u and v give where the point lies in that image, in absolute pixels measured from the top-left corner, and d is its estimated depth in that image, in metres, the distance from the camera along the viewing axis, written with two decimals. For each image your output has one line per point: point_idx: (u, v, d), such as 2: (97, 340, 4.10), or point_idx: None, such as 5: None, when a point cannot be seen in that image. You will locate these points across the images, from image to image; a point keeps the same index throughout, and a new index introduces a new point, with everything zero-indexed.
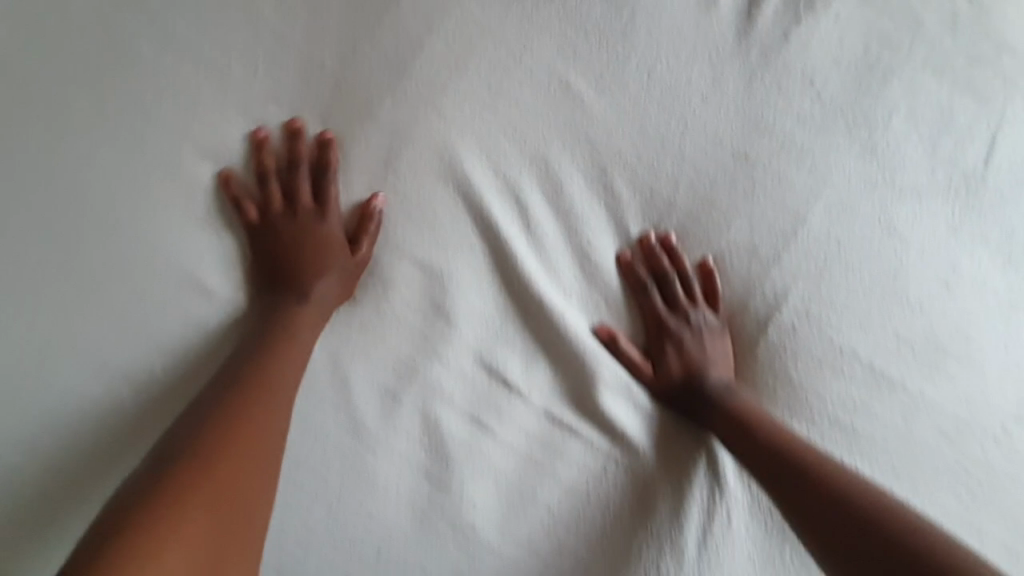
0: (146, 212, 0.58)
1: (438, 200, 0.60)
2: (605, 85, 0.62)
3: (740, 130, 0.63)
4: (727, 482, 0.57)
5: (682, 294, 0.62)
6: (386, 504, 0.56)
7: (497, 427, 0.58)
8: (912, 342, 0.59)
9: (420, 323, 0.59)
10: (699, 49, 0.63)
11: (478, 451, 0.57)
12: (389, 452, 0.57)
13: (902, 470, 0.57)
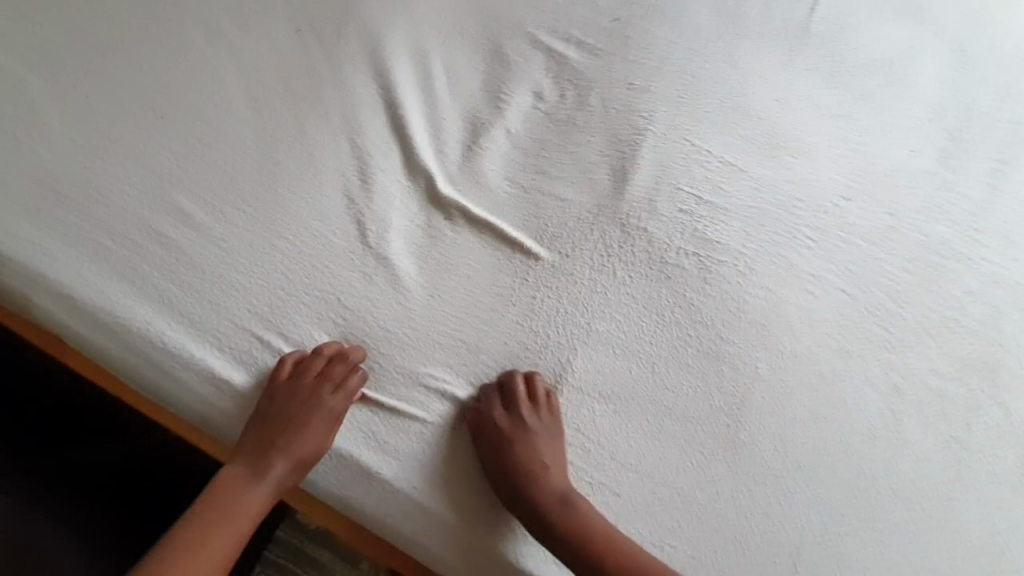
0: (134, 83, 0.71)
1: (373, 50, 0.75)
2: None
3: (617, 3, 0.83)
4: (616, 249, 0.70)
5: (576, 117, 0.77)
6: (334, 278, 0.67)
7: (426, 219, 0.70)
8: (752, 141, 0.77)
9: (360, 139, 0.72)
10: None
11: (410, 237, 0.69)
12: (335, 238, 0.68)
13: (754, 230, 0.73)
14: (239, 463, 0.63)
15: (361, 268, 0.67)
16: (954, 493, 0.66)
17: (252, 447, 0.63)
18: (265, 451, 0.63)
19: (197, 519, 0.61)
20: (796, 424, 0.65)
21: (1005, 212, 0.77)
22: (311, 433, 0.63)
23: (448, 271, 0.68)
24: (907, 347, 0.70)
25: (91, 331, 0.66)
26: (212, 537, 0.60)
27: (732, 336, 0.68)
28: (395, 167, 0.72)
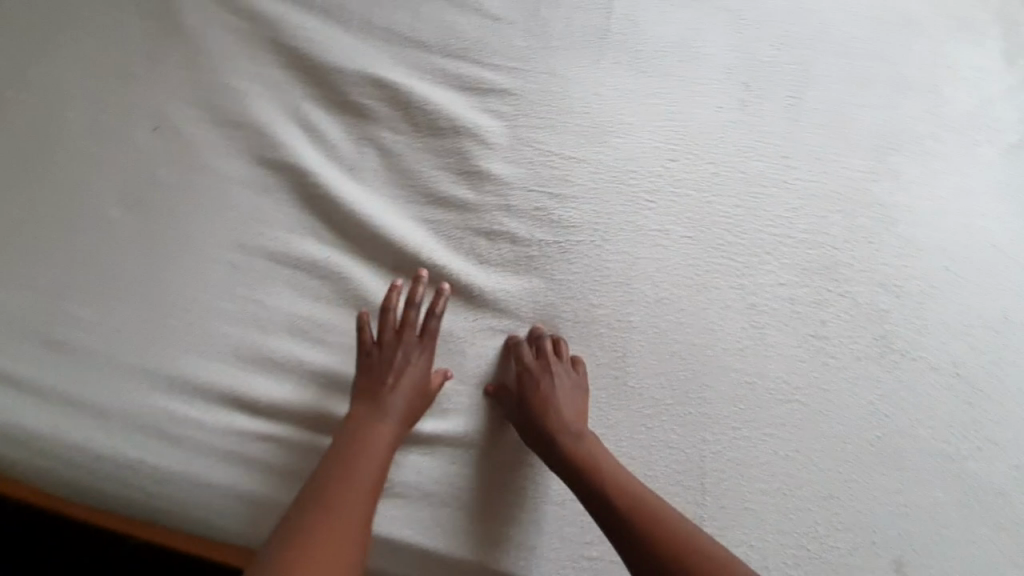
0: (9, 222, 0.77)
1: (231, 135, 0.83)
2: (342, 41, 0.92)
3: (443, 44, 0.94)
4: (484, 255, 0.79)
5: (428, 148, 0.85)
6: (232, 343, 0.71)
7: (305, 266, 0.75)
8: (584, 131, 0.88)
9: (233, 213, 0.78)
10: (403, 6, 0.95)
11: (295, 286, 0.75)
12: (224, 307, 0.73)
13: (602, 209, 0.82)
14: (363, 405, 0.69)
15: (257, 327, 0.72)
16: (829, 380, 0.75)
17: (366, 401, 0.69)
18: (374, 404, 0.69)
19: (327, 478, 0.64)
20: (675, 360, 0.74)
21: (803, 138, 0.91)
22: (408, 376, 0.71)
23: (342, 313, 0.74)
24: (751, 269, 0.81)
25: (10, 454, 0.69)
26: (343, 491, 0.63)
27: (604, 301, 0.77)
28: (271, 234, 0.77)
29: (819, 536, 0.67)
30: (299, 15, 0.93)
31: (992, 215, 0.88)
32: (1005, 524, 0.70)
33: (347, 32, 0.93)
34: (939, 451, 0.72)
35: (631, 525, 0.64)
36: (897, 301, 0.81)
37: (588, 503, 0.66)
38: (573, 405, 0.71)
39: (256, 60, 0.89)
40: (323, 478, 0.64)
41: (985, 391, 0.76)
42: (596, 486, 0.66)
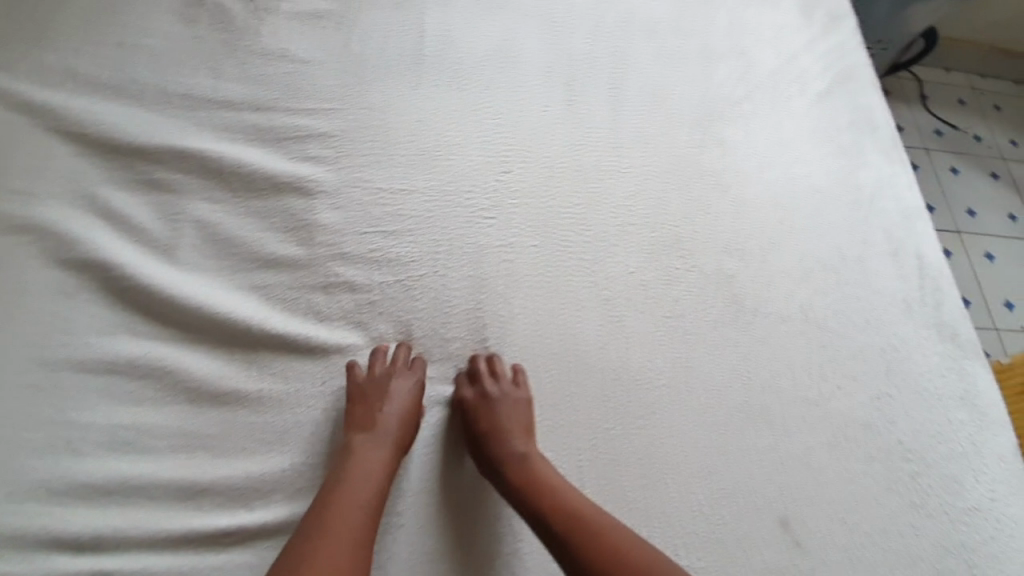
0: None
1: (17, 242, 0.74)
2: (133, 115, 0.85)
3: (247, 96, 0.88)
4: (324, 311, 0.74)
5: (247, 212, 0.80)
6: (49, 474, 0.64)
7: (128, 370, 0.69)
8: (410, 160, 0.84)
9: (33, 329, 0.70)
10: (197, 66, 0.89)
11: (120, 394, 0.68)
12: (37, 437, 0.65)
13: (441, 236, 0.79)
14: (357, 431, 0.67)
15: (79, 449, 0.65)
16: (690, 357, 0.75)
17: (364, 428, 0.67)
18: (372, 432, 0.66)
19: (327, 509, 0.61)
20: (537, 375, 0.72)
21: (630, 124, 0.92)
22: (402, 403, 0.69)
23: (177, 411, 0.68)
24: (601, 264, 0.80)
25: None
26: (347, 518, 0.60)
27: (456, 333, 0.74)
28: (81, 345, 0.70)
29: (704, 515, 0.67)
30: (81, 98, 0.85)
31: (812, 161, 0.92)
32: (874, 454, 0.72)
33: (140, 105, 0.86)
34: (803, 399, 0.74)
35: (568, 540, 0.60)
36: (740, 264, 0.83)
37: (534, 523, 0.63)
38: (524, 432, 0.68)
39: (35, 153, 0.80)
40: (321, 510, 0.61)
41: (834, 331, 0.79)
42: (536, 505, 0.63)
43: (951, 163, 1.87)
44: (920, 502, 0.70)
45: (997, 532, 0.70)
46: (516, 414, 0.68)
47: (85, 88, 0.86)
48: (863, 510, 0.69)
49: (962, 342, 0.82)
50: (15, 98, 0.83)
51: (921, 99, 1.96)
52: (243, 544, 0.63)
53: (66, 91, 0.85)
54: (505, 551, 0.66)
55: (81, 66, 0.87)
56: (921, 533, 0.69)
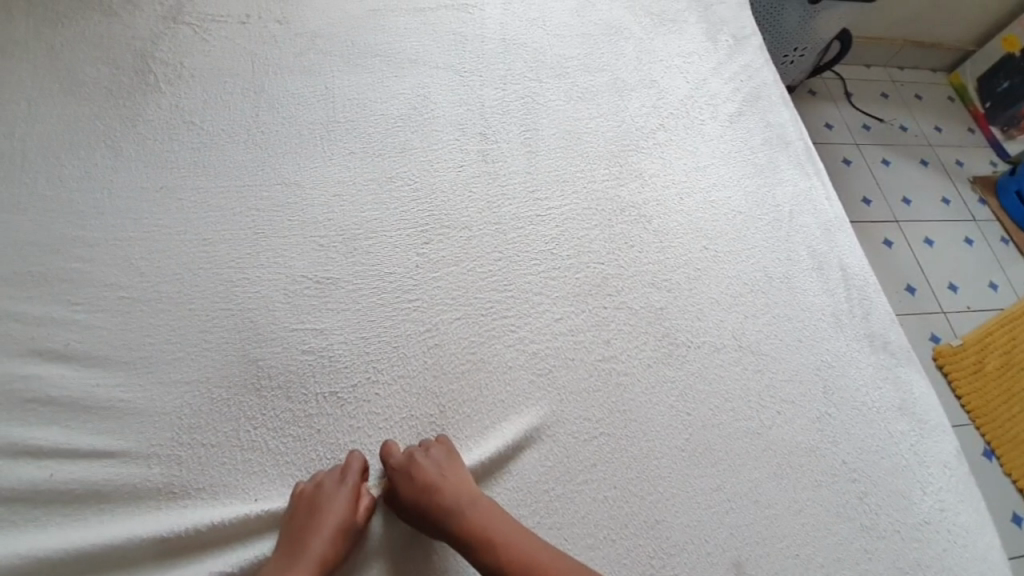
0: None
1: None
2: (23, 202, 0.79)
3: (149, 176, 0.84)
4: (241, 397, 0.69)
5: (154, 296, 0.75)
6: None
7: (16, 487, 0.61)
8: (325, 232, 0.82)
9: None
10: (95, 148, 0.85)
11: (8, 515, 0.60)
12: None
13: (362, 307, 0.76)
14: (283, 557, 0.60)
15: None
16: (627, 401, 0.74)
17: (290, 548, 0.60)
18: (298, 552, 0.60)
19: None
20: (470, 443, 0.70)
21: (548, 167, 0.92)
22: (332, 515, 0.61)
23: (82, 534, 0.60)
24: (526, 316, 0.78)
25: None
26: None
27: (384, 407, 0.71)
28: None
29: (654, 569, 0.64)
30: None
31: (729, 186, 0.94)
32: (821, 480, 0.71)
33: (30, 191, 0.80)
34: (745, 430, 0.73)
35: None
36: (670, 298, 0.82)
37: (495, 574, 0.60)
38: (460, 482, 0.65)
39: None
40: None
41: (767, 355, 0.79)
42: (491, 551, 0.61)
43: (882, 155, 1.91)
44: (872, 523, 0.69)
45: (951, 544, 0.69)
46: (450, 471, 0.65)
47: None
48: (818, 540, 0.67)
49: (894, 349, 0.83)
50: None
51: (847, 96, 2.02)
52: None
53: None
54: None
55: None
56: (877, 556, 0.67)
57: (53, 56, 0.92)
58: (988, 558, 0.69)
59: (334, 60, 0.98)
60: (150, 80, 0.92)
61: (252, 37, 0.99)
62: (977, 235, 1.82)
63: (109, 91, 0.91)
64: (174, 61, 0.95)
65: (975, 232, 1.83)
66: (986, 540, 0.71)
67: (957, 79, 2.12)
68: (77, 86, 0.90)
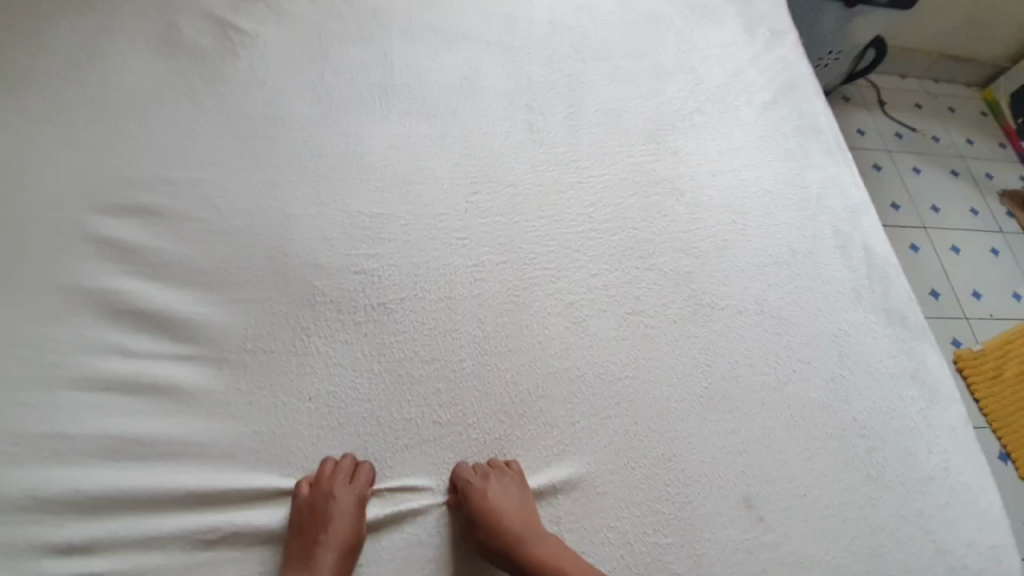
0: None
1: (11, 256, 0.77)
2: (120, 141, 0.88)
3: (228, 124, 0.92)
4: (304, 320, 0.76)
5: (230, 227, 0.83)
6: (48, 475, 0.65)
7: (119, 382, 0.72)
8: (384, 182, 0.88)
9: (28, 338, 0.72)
10: (182, 98, 0.94)
11: (112, 404, 0.70)
12: (32, 443, 0.66)
13: (415, 249, 0.83)
14: (298, 556, 0.64)
15: (75, 456, 0.67)
16: (651, 351, 0.80)
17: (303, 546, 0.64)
18: (311, 551, 0.64)
19: None
20: (508, 377, 0.76)
21: (589, 140, 0.98)
22: (338, 519, 0.65)
23: (171, 423, 0.70)
24: (563, 272, 0.85)
25: None
26: None
27: (430, 337, 0.77)
28: (76, 363, 0.72)
29: (669, 495, 0.70)
30: (68, 121, 0.88)
31: (759, 167, 0.99)
32: (831, 433, 0.75)
33: (125, 131, 0.89)
34: (762, 384, 0.78)
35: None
36: (698, 263, 0.88)
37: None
38: (526, 514, 0.67)
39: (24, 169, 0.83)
40: None
41: (787, 319, 0.84)
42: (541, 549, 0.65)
43: (913, 163, 1.94)
44: (877, 475, 0.73)
45: (952, 500, 0.73)
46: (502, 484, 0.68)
47: (72, 112, 0.89)
48: (825, 484, 0.72)
49: (910, 325, 0.87)
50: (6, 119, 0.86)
51: (880, 104, 2.04)
52: (232, 547, 0.65)
53: (53, 114, 0.88)
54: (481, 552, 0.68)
55: (70, 93, 0.91)
56: (880, 504, 0.71)
57: (148, 17, 1.02)
58: (987, 515, 0.74)
59: (396, 34, 1.06)
60: (231, 43, 1.02)
61: (322, 10, 1.08)
62: (1004, 246, 1.84)
63: (195, 49, 1.00)
64: (253, 27, 1.04)
65: (1001, 243, 1.84)
66: (987, 499, 0.75)
67: (988, 96, 2.14)
68: (164, 45, 0.99)
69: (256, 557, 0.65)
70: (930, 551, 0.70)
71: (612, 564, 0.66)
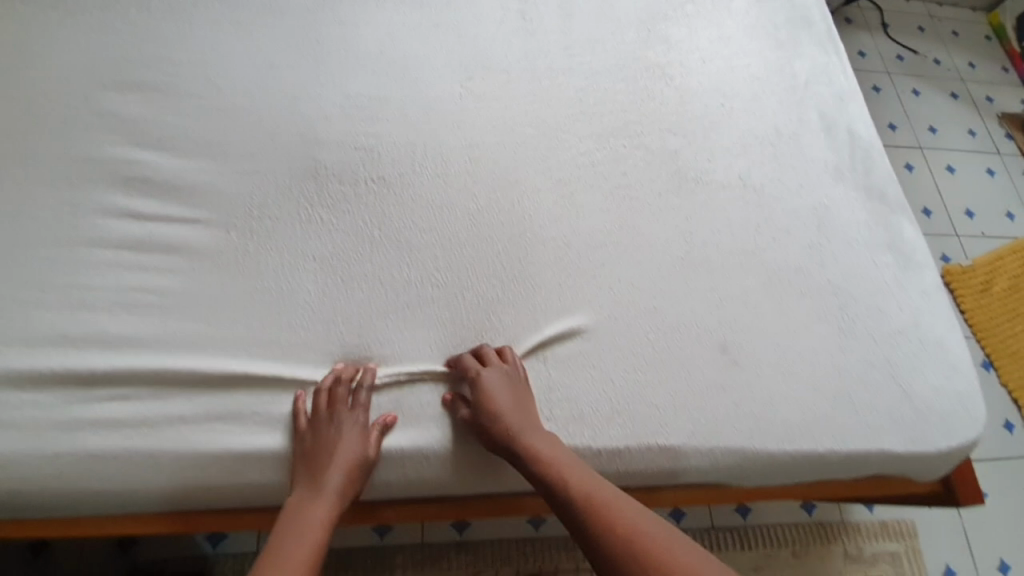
0: None
1: (28, 132, 0.81)
2: (122, 26, 0.90)
3: (225, 10, 0.94)
4: (306, 188, 0.80)
5: (232, 106, 0.86)
6: (76, 321, 0.71)
7: (134, 242, 0.76)
8: (379, 65, 0.90)
9: (50, 205, 0.77)
10: None
11: (128, 261, 0.75)
12: (58, 292, 0.72)
13: (410, 127, 0.86)
14: (304, 473, 0.67)
15: (97, 304, 0.72)
16: (637, 220, 0.84)
17: (309, 462, 0.67)
18: (318, 470, 0.67)
19: (272, 548, 0.63)
20: (498, 241, 0.80)
21: (581, 30, 0.99)
22: (344, 438, 0.67)
23: (182, 277, 0.74)
24: (553, 150, 0.88)
25: None
26: (288, 558, 0.62)
27: (425, 205, 0.81)
28: (94, 227, 0.76)
29: (649, 342, 0.75)
30: (73, 8, 0.91)
31: (749, 56, 1.01)
32: (805, 292, 0.80)
33: (125, 17, 0.91)
34: (741, 250, 0.82)
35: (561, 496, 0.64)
36: (684, 143, 0.91)
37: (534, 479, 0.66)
38: (527, 411, 0.69)
39: (34, 53, 0.86)
40: (270, 548, 0.63)
41: (769, 194, 0.88)
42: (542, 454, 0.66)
43: (913, 86, 1.93)
44: (848, 327, 0.77)
45: (922, 352, 0.77)
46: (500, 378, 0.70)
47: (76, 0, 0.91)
48: (796, 335, 0.76)
49: (889, 200, 0.90)
50: (14, 7, 0.89)
51: (884, 27, 2.02)
52: (242, 385, 0.70)
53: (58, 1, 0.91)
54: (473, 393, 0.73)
55: None
56: (849, 351, 0.76)
57: None
58: (957, 366, 0.77)
59: None
60: None
61: None
62: (1000, 167, 1.84)
63: None
64: None
65: (998, 164, 1.85)
66: (957, 353, 0.78)
67: (994, 19, 2.10)
68: None
69: (266, 393, 0.70)
70: (897, 393, 0.74)
71: (592, 399, 0.72)
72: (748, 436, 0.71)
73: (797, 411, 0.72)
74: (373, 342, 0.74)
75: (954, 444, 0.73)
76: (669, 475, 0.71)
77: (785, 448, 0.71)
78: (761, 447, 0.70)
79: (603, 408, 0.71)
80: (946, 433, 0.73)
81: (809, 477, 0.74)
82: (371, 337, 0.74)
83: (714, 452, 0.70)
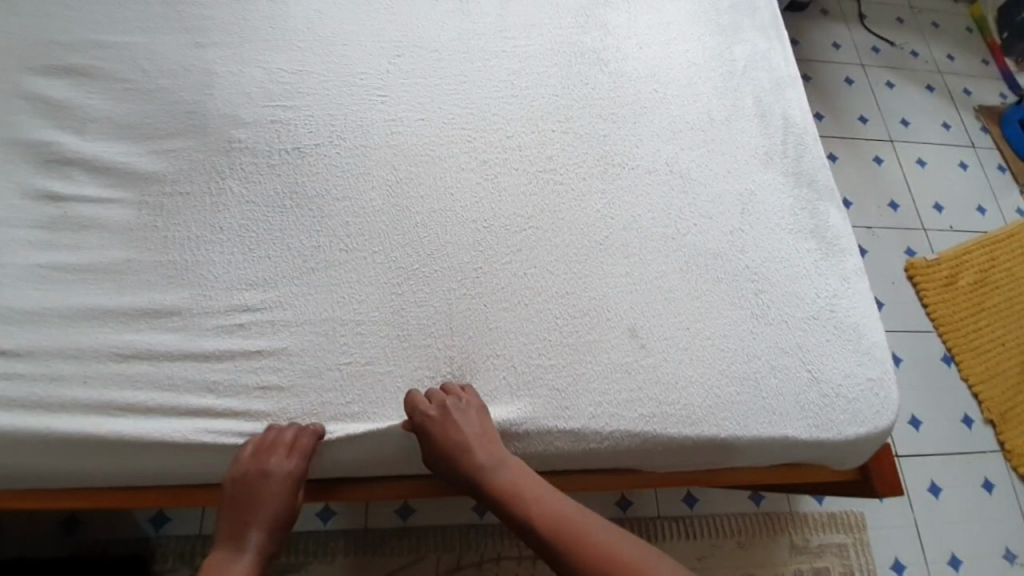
0: None
1: None
2: (49, 7, 0.90)
3: None
4: (223, 170, 0.80)
5: (156, 87, 0.85)
6: None
7: (46, 221, 0.76)
8: (308, 47, 0.90)
9: None
10: None
11: (38, 240, 0.75)
12: None
13: (335, 107, 0.86)
14: (230, 524, 0.67)
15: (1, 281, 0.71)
16: (559, 205, 0.83)
17: (237, 514, 0.67)
18: (244, 522, 0.67)
19: None
20: (415, 223, 0.79)
21: (518, 12, 0.98)
22: (276, 493, 0.68)
23: (92, 257, 0.74)
24: (480, 132, 0.87)
25: None
26: None
27: (343, 185, 0.81)
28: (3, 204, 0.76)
29: (557, 326, 0.75)
30: None
31: (689, 41, 1.00)
32: (723, 277, 0.79)
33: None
34: (662, 234, 0.82)
35: (525, 523, 0.66)
36: (614, 127, 0.90)
37: (500, 509, 0.67)
38: (482, 438, 0.68)
39: None
40: None
41: (695, 180, 0.87)
42: (501, 484, 0.67)
43: (888, 78, 1.90)
44: (762, 313, 0.77)
45: (834, 337, 0.77)
46: (440, 414, 0.67)
47: None
48: (708, 319, 0.76)
49: (818, 188, 0.89)
50: None
51: (860, 18, 1.99)
52: (147, 361, 0.70)
53: None
54: (379, 373, 0.72)
55: None
56: (760, 337, 0.76)
57: None
58: (869, 352, 0.78)
59: None
60: None
61: None
62: (973, 161, 1.82)
63: None
64: None
65: (972, 158, 1.83)
66: (871, 339, 0.79)
67: (976, 11, 2.07)
68: None
69: (168, 370, 0.70)
70: (805, 379, 0.74)
71: (497, 380, 0.72)
72: (649, 419, 0.71)
73: (702, 396, 0.72)
74: (278, 321, 0.73)
75: (860, 430, 0.74)
76: (570, 456, 0.72)
77: (685, 431, 0.71)
78: (661, 430, 0.71)
79: (506, 390, 0.72)
80: (851, 418, 0.74)
81: (714, 461, 0.74)
82: (277, 317, 0.73)
83: (614, 434, 0.71)
